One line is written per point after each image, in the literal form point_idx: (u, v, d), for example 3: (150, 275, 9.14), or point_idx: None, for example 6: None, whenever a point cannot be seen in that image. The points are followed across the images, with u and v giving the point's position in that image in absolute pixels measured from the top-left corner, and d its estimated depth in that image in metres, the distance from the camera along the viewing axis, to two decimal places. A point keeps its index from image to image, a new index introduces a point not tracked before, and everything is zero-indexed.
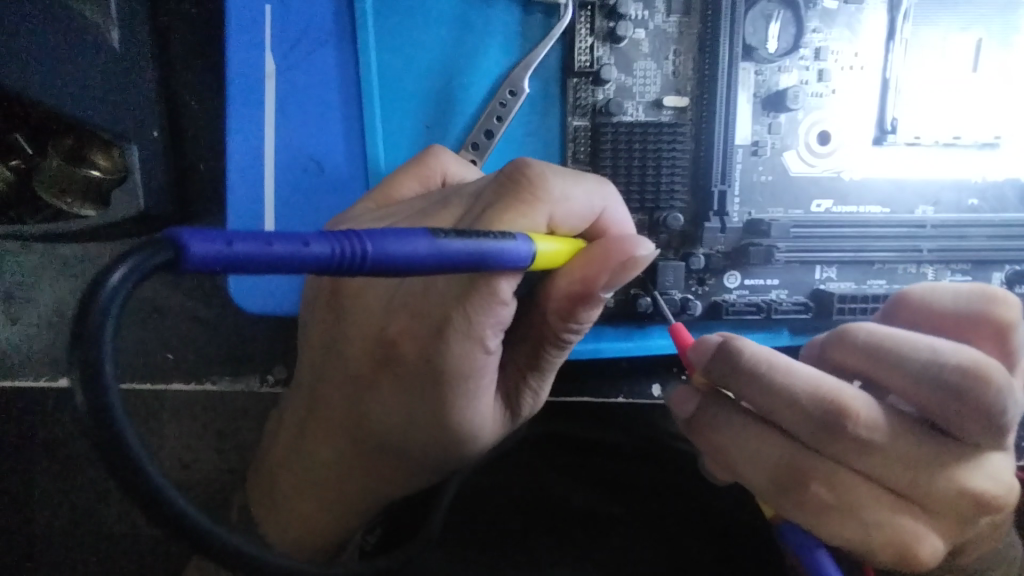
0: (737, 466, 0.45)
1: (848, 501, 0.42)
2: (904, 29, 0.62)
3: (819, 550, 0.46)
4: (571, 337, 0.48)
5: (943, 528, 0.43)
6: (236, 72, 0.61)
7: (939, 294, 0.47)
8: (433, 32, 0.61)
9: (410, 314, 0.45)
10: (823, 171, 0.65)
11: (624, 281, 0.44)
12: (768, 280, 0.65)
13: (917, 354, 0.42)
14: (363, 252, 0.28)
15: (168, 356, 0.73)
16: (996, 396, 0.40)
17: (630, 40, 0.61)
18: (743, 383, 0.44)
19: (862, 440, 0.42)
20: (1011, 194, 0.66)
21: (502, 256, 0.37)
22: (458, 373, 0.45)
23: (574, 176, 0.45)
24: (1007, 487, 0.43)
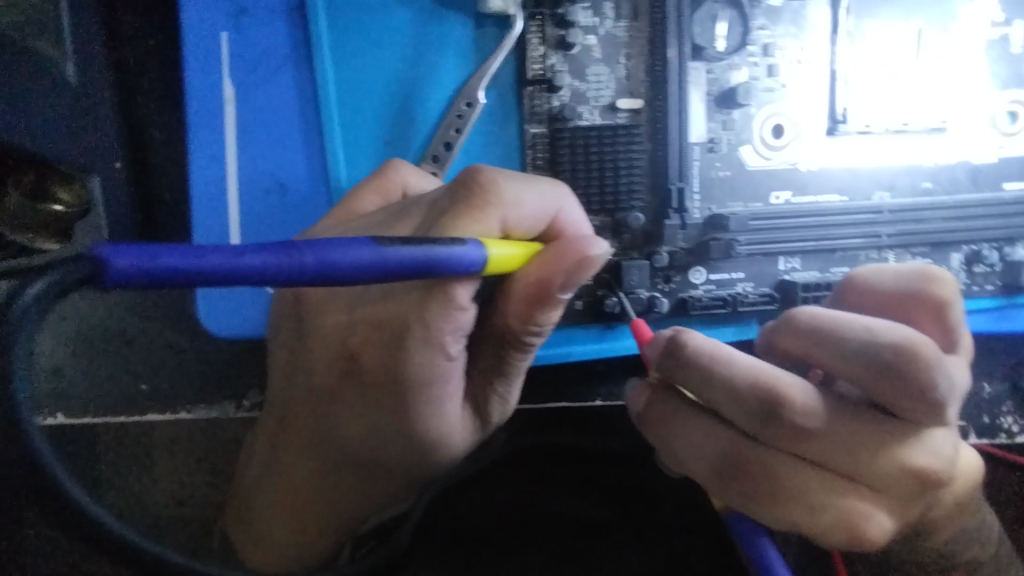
0: (684, 457, 0.48)
1: (793, 487, 0.44)
2: (847, 22, 0.64)
3: (759, 538, 0.48)
4: (534, 339, 0.48)
5: (890, 505, 0.44)
6: (197, 100, 0.62)
7: (881, 275, 0.50)
8: (389, 48, 0.62)
9: (369, 324, 0.45)
10: (779, 164, 0.66)
11: (582, 280, 0.45)
12: (734, 274, 0.66)
13: (853, 333, 0.44)
14: (301, 263, 0.28)
15: (141, 386, 0.73)
16: (925, 371, 0.41)
17: (582, 46, 0.62)
18: (689, 375, 0.47)
19: (798, 425, 0.43)
20: (964, 176, 0.67)
21: (455, 262, 0.37)
22: (419, 380, 0.45)
23: (526, 179, 0.46)
24: (949, 462, 0.45)
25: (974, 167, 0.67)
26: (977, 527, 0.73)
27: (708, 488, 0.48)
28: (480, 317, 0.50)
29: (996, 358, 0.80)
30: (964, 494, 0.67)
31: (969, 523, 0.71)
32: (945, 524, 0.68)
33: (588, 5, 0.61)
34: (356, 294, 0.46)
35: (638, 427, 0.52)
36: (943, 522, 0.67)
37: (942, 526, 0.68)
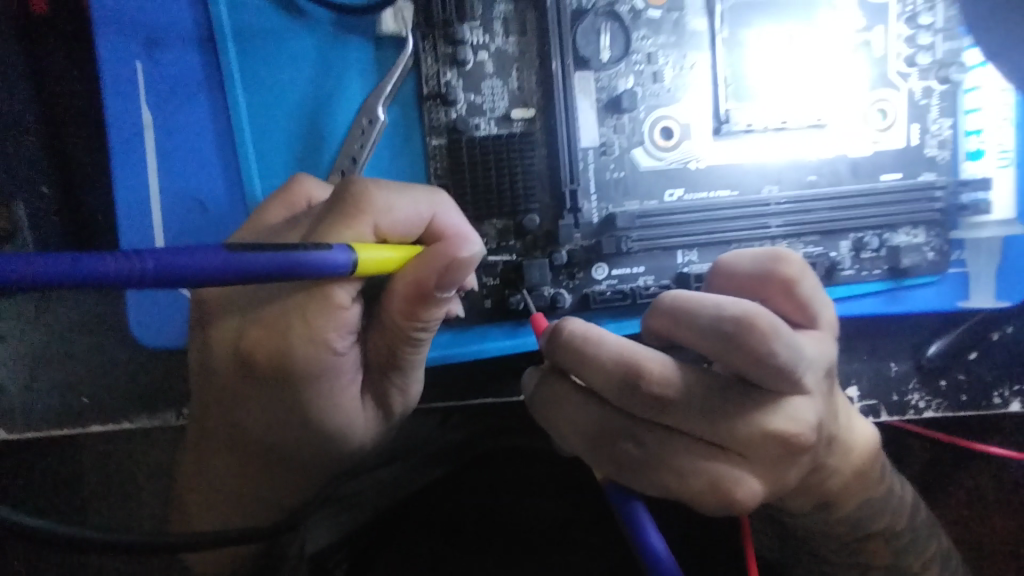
0: (567, 434, 0.52)
1: (659, 455, 0.48)
2: (722, 30, 0.68)
3: (637, 507, 0.50)
4: (422, 334, 0.53)
5: (759, 469, 0.48)
6: (116, 126, 0.65)
7: (739, 259, 0.56)
8: (296, 72, 0.66)
9: (259, 326, 0.49)
10: (669, 164, 0.70)
11: (457, 280, 0.49)
12: (636, 268, 0.70)
13: (703, 310, 0.47)
14: (138, 269, 0.32)
15: (83, 399, 0.76)
16: (762, 339, 0.45)
17: (475, 62, 0.66)
18: (565, 357, 0.50)
19: (657, 395, 0.47)
20: (844, 168, 0.72)
21: (314, 264, 0.40)
22: (311, 372, 0.50)
23: (401, 186, 0.50)
24: (810, 426, 0.49)
25: (853, 159, 0.72)
26: (883, 497, 0.77)
27: (588, 463, 0.52)
28: (371, 315, 0.54)
29: (900, 338, 0.85)
30: (860, 464, 0.72)
31: (872, 493, 0.75)
32: (846, 495, 0.72)
33: (478, 24, 0.65)
34: (250, 298, 0.50)
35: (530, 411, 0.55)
36: (843, 493, 0.71)
37: (844, 497, 0.72)
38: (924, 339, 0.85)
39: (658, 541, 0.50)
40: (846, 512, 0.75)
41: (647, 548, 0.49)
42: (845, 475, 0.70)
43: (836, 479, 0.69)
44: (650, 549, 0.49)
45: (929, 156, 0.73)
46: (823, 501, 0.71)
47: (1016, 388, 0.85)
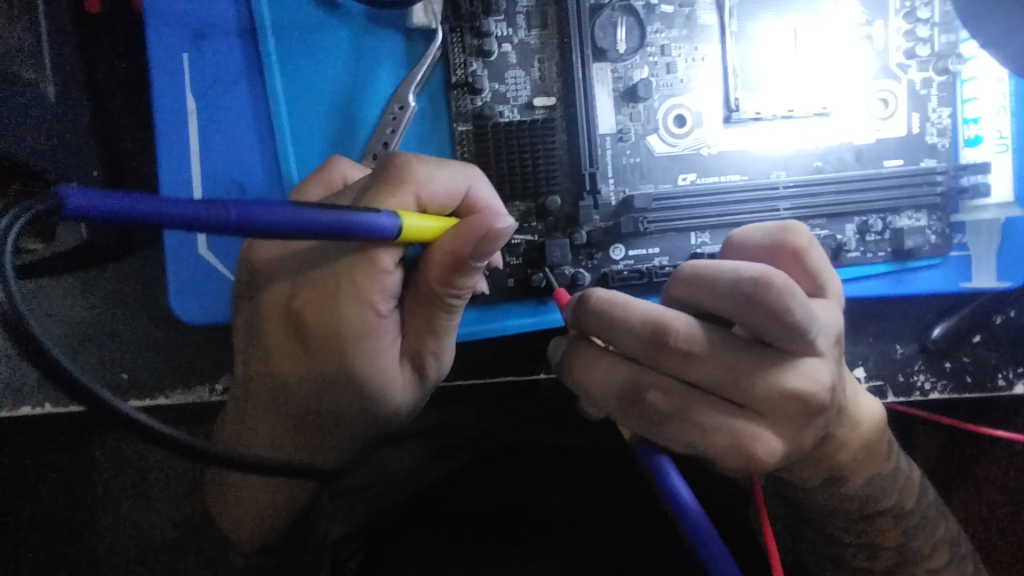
0: (594, 393, 0.54)
1: (681, 410, 0.50)
2: (732, 24, 0.73)
3: (663, 458, 0.53)
4: (457, 301, 0.57)
5: (778, 427, 0.50)
6: (164, 113, 0.70)
7: (751, 233, 0.59)
8: (331, 63, 0.71)
9: (310, 288, 0.54)
10: (682, 150, 0.74)
11: (491, 249, 0.53)
12: (651, 249, 0.74)
13: (722, 274, 0.51)
14: (227, 217, 0.35)
15: (123, 375, 0.80)
16: (779, 297, 0.48)
17: (499, 53, 0.70)
18: (593, 320, 0.53)
19: (684, 350, 0.50)
20: (849, 155, 0.76)
21: (366, 227, 0.45)
22: (356, 332, 0.55)
23: (438, 161, 0.54)
24: (826, 387, 0.50)
25: (857, 147, 0.75)
26: (891, 474, 0.79)
27: (614, 420, 0.54)
28: (411, 283, 0.59)
29: (904, 321, 0.87)
30: (868, 437, 0.74)
31: (880, 468, 0.77)
32: (856, 468, 0.74)
33: (502, 18, 0.70)
34: (300, 264, 0.55)
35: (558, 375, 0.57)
36: (853, 466, 0.74)
37: (854, 470, 0.74)
38: (928, 322, 0.87)
39: (683, 488, 0.53)
40: (856, 488, 0.76)
41: (674, 495, 0.52)
42: (853, 447, 0.72)
43: (845, 451, 0.72)
44: (677, 495, 0.52)
45: (930, 143, 0.76)
46: (833, 476, 0.73)
47: (1020, 370, 0.88)
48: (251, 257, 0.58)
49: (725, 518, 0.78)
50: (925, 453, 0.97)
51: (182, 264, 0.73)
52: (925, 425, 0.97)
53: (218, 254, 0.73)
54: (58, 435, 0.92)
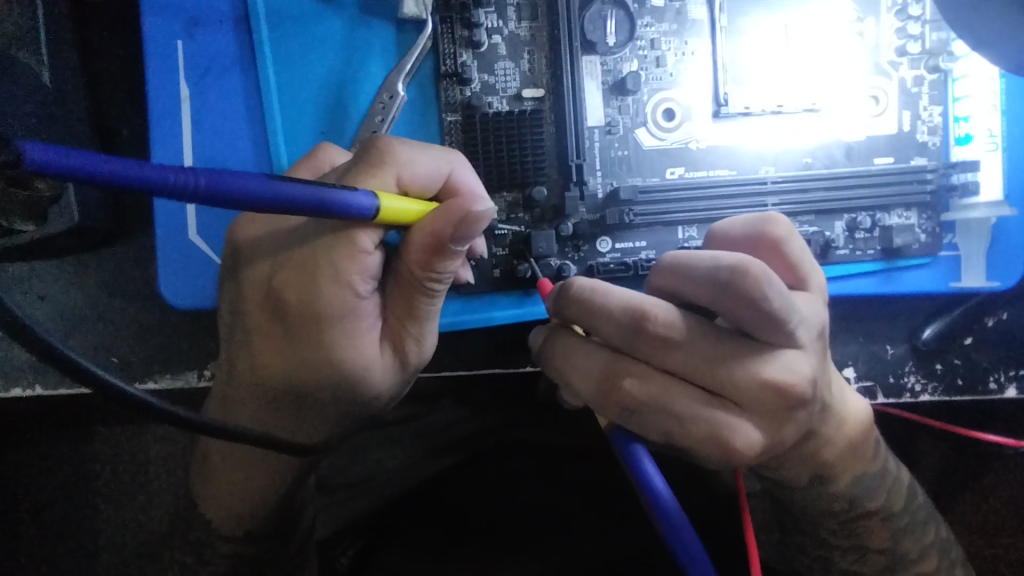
0: (573, 381, 0.53)
1: (660, 398, 0.50)
2: (722, 19, 0.73)
3: (639, 450, 0.52)
4: (437, 285, 0.58)
5: (757, 418, 0.49)
6: (157, 98, 0.71)
7: (732, 224, 0.59)
8: (322, 52, 0.72)
9: (290, 269, 0.56)
10: (671, 143, 0.74)
11: (471, 232, 0.54)
12: (637, 242, 0.74)
13: (701, 263, 0.50)
14: (198, 184, 0.35)
15: (112, 359, 0.81)
16: (756, 285, 0.47)
17: (489, 45, 0.71)
18: (572, 308, 0.53)
19: (663, 337, 0.50)
20: (839, 152, 0.75)
21: (342, 206, 0.45)
22: (333, 312, 0.56)
23: (421, 145, 0.56)
24: (806, 378, 0.50)
25: (848, 144, 0.75)
26: (878, 474, 0.79)
27: (592, 409, 0.54)
28: (392, 268, 0.60)
29: (896, 321, 0.87)
30: (853, 436, 0.74)
31: (867, 467, 0.76)
32: (842, 467, 0.74)
33: (492, 10, 0.70)
34: (280, 244, 0.57)
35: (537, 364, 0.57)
36: (839, 464, 0.73)
37: (841, 469, 0.74)
38: (919, 323, 0.87)
39: (658, 479, 0.51)
40: (843, 488, 0.76)
41: (648, 485, 0.51)
42: (837, 445, 0.72)
43: (830, 449, 0.71)
44: (651, 485, 0.51)
45: (921, 142, 0.76)
46: (819, 474, 0.73)
47: (1012, 374, 0.87)
48: (234, 238, 0.60)
49: (710, 515, 0.78)
50: (919, 457, 0.96)
51: (171, 248, 0.74)
52: (919, 428, 0.96)
53: (206, 239, 0.74)
54: (51, 419, 0.93)
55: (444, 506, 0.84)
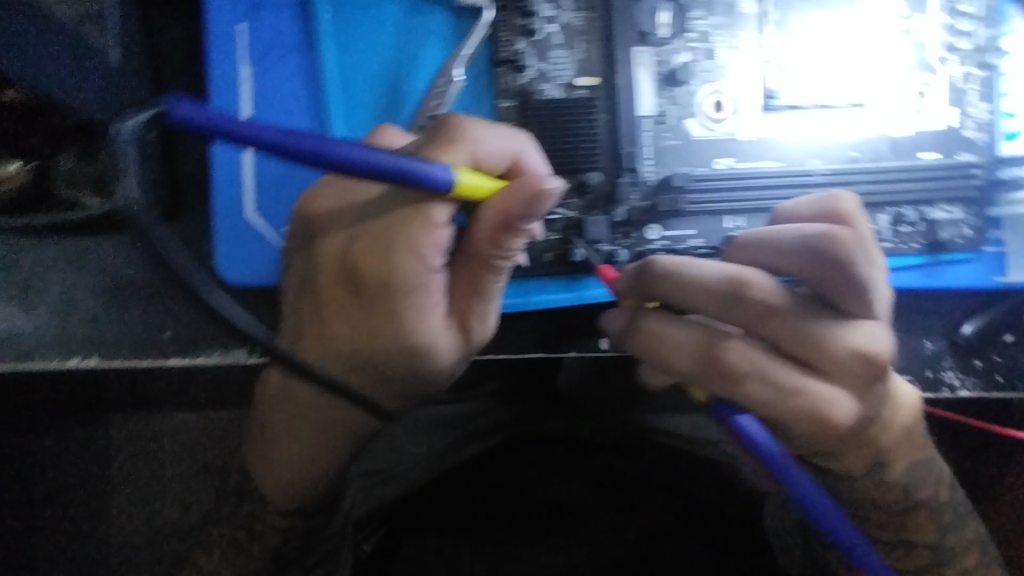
0: (673, 353, 0.61)
1: (755, 362, 0.58)
2: (772, 14, 0.74)
3: (739, 413, 0.59)
4: (504, 262, 0.59)
5: (838, 373, 0.59)
6: (219, 78, 0.73)
7: (792, 207, 0.66)
8: (381, 37, 0.74)
9: (364, 240, 0.57)
10: (720, 134, 0.75)
11: (539, 210, 0.54)
12: (686, 231, 0.75)
13: (787, 236, 0.59)
14: (297, 147, 0.41)
15: (167, 333, 0.83)
16: (847, 251, 0.56)
17: (545, 34, 0.72)
18: (666, 286, 0.60)
19: (761, 303, 0.57)
20: (885, 146, 0.76)
21: (425, 179, 0.48)
22: (405, 284, 0.58)
23: (490, 124, 0.57)
24: (874, 339, 0.59)
25: (893, 139, 0.76)
26: (925, 464, 0.81)
27: (689, 382, 0.61)
28: (459, 246, 0.60)
29: (935, 316, 0.87)
30: (905, 422, 0.77)
31: (907, 455, 0.78)
32: (896, 454, 0.77)
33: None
34: (356, 215, 0.59)
35: (629, 338, 0.64)
36: (894, 449, 0.77)
37: (895, 456, 0.77)
38: (958, 320, 0.87)
39: (760, 433, 0.58)
40: (896, 476, 0.78)
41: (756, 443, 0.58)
42: (892, 432, 0.75)
43: (886, 434, 0.75)
44: (760, 444, 0.58)
45: (967, 137, 0.77)
46: (877, 461, 0.76)
47: None
48: (309, 208, 0.62)
49: None
50: (954, 453, 0.97)
51: (229, 226, 0.75)
52: (955, 424, 0.96)
53: (266, 217, 0.75)
54: None
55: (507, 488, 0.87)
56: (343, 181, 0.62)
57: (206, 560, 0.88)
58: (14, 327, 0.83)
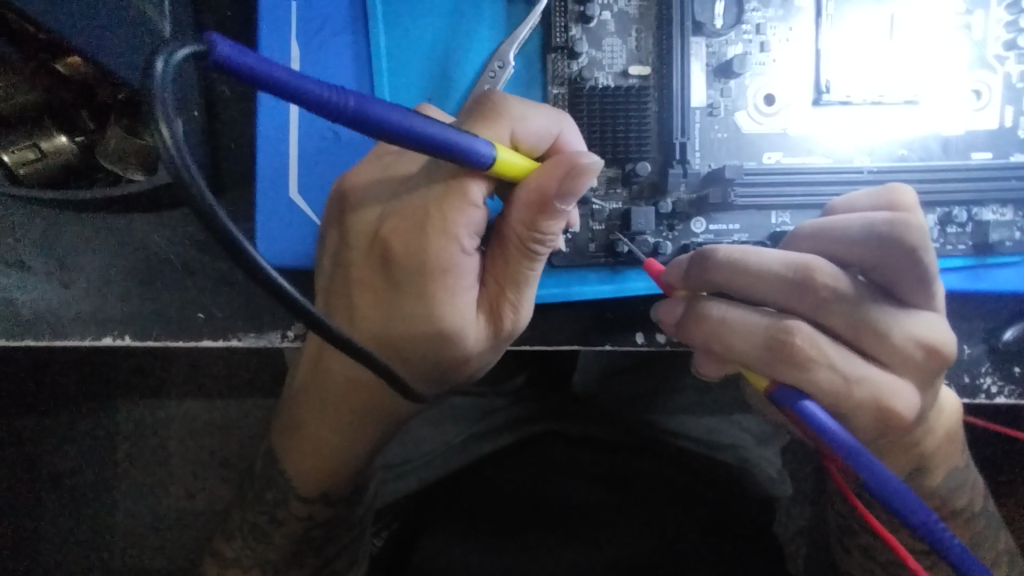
0: (737, 340, 0.63)
1: (817, 347, 0.61)
2: (829, 7, 0.74)
3: (804, 400, 0.60)
4: (541, 247, 0.56)
5: (898, 358, 0.64)
6: (266, 56, 0.72)
7: (854, 200, 0.69)
8: (432, 20, 0.73)
9: (399, 218, 0.55)
10: (771, 128, 0.74)
11: (575, 188, 0.52)
12: (731, 225, 0.74)
13: (853, 224, 0.64)
14: (346, 106, 0.38)
15: (199, 315, 0.81)
16: (915, 235, 0.62)
17: (599, 21, 0.72)
18: (728, 274, 0.64)
19: (828, 285, 0.63)
20: (935, 145, 0.76)
21: (466, 153, 0.46)
22: (438, 267, 0.54)
23: (534, 104, 0.55)
24: (928, 325, 0.65)
25: (944, 138, 0.76)
26: (965, 471, 0.81)
27: (750, 370, 0.63)
28: (494, 228, 0.58)
29: (975, 321, 0.86)
30: (949, 427, 0.78)
31: (944, 457, 0.78)
32: (938, 460, 0.77)
33: None
34: (395, 192, 0.56)
35: (685, 327, 0.66)
36: (936, 456, 0.77)
37: (936, 462, 0.77)
38: (999, 324, 0.87)
39: (830, 419, 0.58)
40: (936, 483, 0.79)
41: (832, 435, 0.57)
42: (937, 437, 0.76)
43: (930, 440, 0.75)
44: (838, 437, 0.57)
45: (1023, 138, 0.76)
46: (917, 467, 0.77)
47: None
48: (344, 184, 0.59)
49: None
50: (988, 463, 0.95)
51: (271, 207, 0.74)
52: (989, 433, 0.95)
53: (307, 200, 0.74)
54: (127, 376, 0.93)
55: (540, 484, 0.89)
56: (382, 160, 0.60)
57: (228, 550, 0.82)
58: (45, 304, 0.82)
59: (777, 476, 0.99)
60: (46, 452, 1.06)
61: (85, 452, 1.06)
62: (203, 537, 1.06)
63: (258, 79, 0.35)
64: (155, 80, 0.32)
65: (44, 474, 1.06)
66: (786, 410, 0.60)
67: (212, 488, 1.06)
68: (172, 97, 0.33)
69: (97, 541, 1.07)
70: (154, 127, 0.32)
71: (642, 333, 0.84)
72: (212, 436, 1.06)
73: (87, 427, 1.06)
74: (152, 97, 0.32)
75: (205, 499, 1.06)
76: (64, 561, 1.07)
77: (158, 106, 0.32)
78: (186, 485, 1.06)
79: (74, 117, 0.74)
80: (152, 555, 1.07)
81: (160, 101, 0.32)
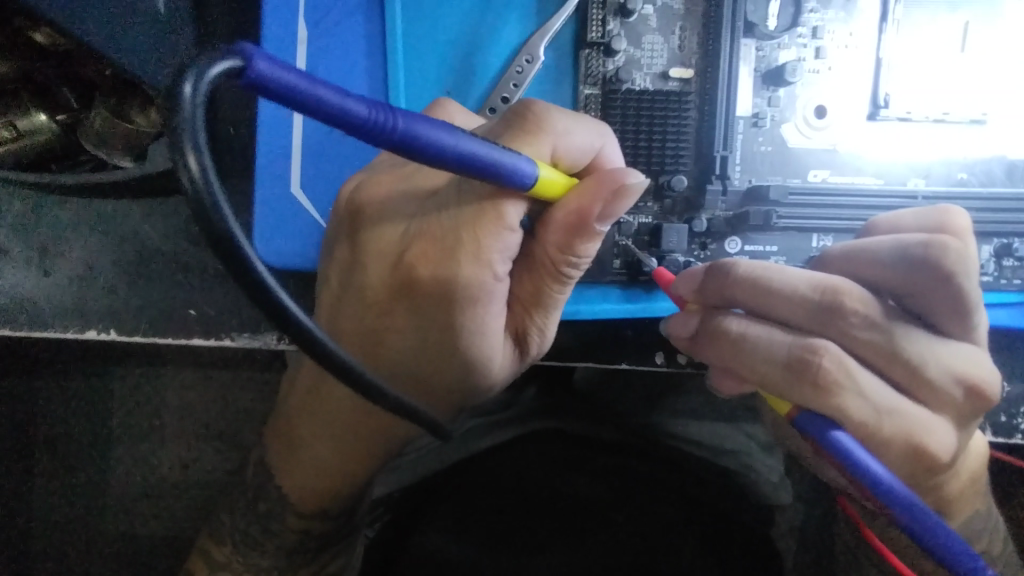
0: (758, 366, 0.54)
1: (848, 374, 0.51)
2: (896, 11, 0.67)
3: (837, 432, 0.50)
4: (572, 271, 0.50)
5: (940, 406, 0.54)
6: (271, 30, 0.64)
7: (902, 218, 0.59)
8: (456, 6, 0.66)
9: (425, 240, 0.48)
10: (820, 144, 0.68)
11: (618, 211, 0.46)
12: (768, 247, 0.67)
13: (884, 246, 0.55)
14: (394, 127, 0.31)
15: (190, 312, 0.77)
16: (956, 259, 0.52)
17: (640, 15, 0.66)
18: (743, 290, 0.54)
19: (858, 310, 0.53)
20: (998, 169, 0.69)
21: (511, 175, 0.40)
22: (467, 296, 0.49)
23: (576, 115, 0.48)
24: (981, 367, 0.55)
25: (1009, 162, 0.69)
26: (984, 516, 0.73)
27: (769, 392, 0.54)
28: (522, 248, 0.52)
29: (1018, 358, 0.81)
30: (974, 470, 0.70)
31: (978, 506, 0.71)
32: (962, 504, 0.69)
33: None
34: (417, 209, 0.50)
35: (695, 348, 0.58)
36: (959, 501, 0.69)
37: (957, 507, 0.69)
38: None
39: (872, 461, 0.48)
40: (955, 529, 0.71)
41: (868, 474, 0.47)
42: (961, 480, 0.68)
43: (955, 484, 0.67)
44: (873, 474, 0.47)
45: None
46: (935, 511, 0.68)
47: None
48: (358, 198, 0.53)
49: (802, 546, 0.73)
50: (1011, 504, 0.91)
51: (270, 199, 0.68)
52: (1012, 470, 0.91)
53: (310, 196, 0.68)
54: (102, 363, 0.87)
55: (530, 489, 0.80)
56: (400, 169, 0.53)
57: (216, 553, 0.78)
58: (25, 291, 0.77)
59: (779, 484, 0.90)
60: (20, 442, 1.00)
61: (61, 444, 1.00)
62: (178, 538, 1.00)
63: (299, 99, 0.28)
64: (184, 101, 0.25)
65: (17, 464, 1.00)
66: (812, 440, 0.51)
67: (192, 488, 1.00)
68: (203, 121, 0.26)
69: (72, 537, 1.01)
70: (181, 158, 0.26)
71: (662, 353, 0.79)
72: (193, 436, 0.99)
73: (62, 418, 0.99)
74: (181, 125, 0.25)
75: (184, 501, 1.00)
76: (33, 555, 1.01)
77: (189, 135, 0.25)
78: (165, 483, 1.00)
79: (54, 94, 0.70)
80: (128, 554, 1.01)
81: (191, 131, 0.25)
